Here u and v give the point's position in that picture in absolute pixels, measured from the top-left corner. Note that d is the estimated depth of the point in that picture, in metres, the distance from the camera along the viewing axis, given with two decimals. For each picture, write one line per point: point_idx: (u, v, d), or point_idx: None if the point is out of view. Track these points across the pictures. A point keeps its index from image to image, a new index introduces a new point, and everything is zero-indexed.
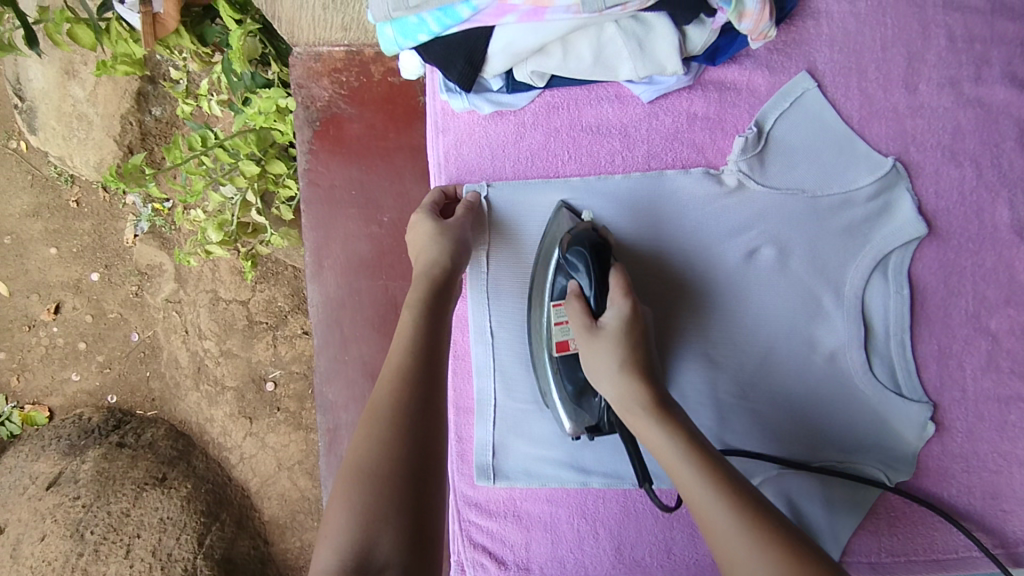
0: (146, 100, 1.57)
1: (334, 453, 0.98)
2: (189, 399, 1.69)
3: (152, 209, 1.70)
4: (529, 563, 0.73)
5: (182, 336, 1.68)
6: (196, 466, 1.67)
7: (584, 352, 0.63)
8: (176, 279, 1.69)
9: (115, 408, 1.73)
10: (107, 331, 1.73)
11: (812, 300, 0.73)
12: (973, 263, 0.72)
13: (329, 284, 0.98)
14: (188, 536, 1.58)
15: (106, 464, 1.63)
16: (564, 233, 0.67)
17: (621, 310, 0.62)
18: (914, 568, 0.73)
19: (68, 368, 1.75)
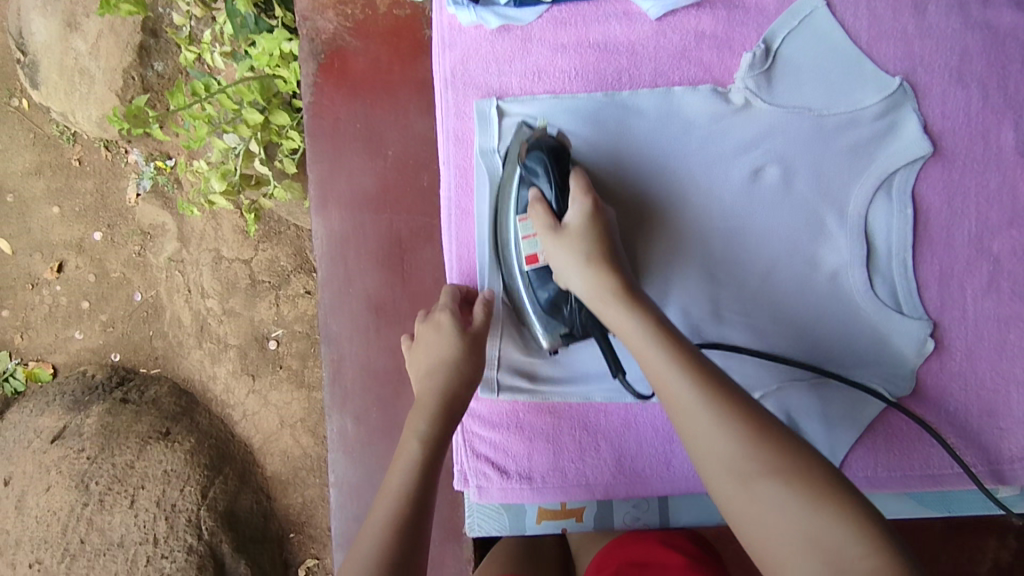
0: (147, 54, 1.54)
1: (337, 385, 0.99)
2: (192, 357, 1.70)
3: (154, 167, 1.71)
4: (531, 472, 0.75)
5: (186, 294, 1.69)
6: (200, 422, 1.67)
7: (552, 251, 0.65)
8: (179, 238, 1.69)
9: (118, 365, 1.74)
10: (111, 290, 1.74)
11: (815, 219, 0.73)
12: (977, 184, 0.73)
13: (333, 219, 0.99)
14: (193, 487, 1.58)
15: (111, 418, 1.64)
16: (523, 143, 0.69)
17: (583, 209, 0.64)
18: (909, 483, 0.75)
19: (72, 327, 1.76)
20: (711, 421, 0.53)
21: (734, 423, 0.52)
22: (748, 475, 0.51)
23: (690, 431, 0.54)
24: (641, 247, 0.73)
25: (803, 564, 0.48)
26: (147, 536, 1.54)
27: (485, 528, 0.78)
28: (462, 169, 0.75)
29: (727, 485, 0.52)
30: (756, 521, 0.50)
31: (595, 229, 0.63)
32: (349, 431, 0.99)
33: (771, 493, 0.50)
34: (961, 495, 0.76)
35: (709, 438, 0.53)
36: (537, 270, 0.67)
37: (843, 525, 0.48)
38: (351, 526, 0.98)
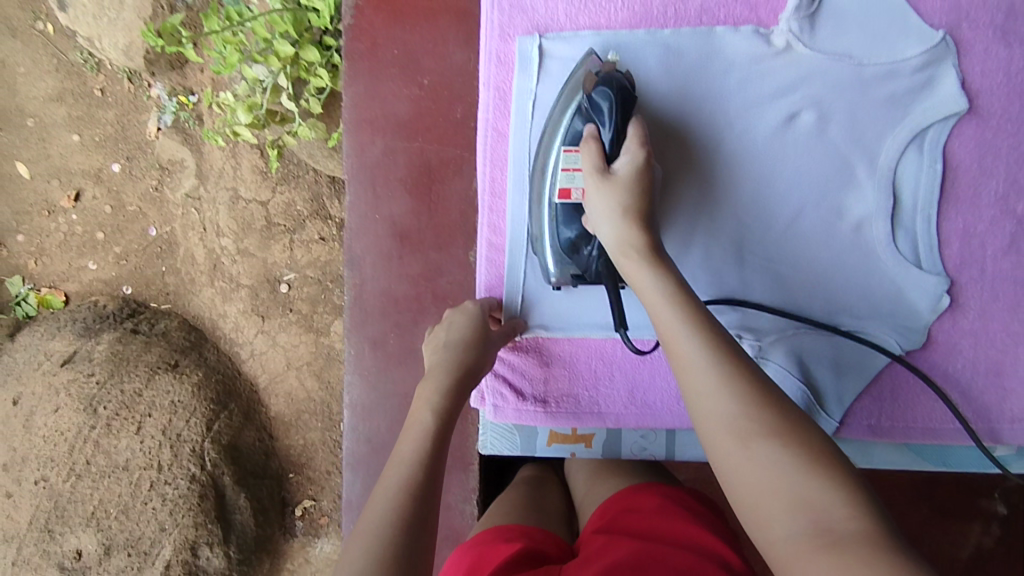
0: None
1: (358, 307, 1.01)
2: (203, 294, 1.72)
3: (177, 102, 1.69)
4: (546, 397, 0.78)
5: (201, 232, 1.70)
6: (208, 357, 1.70)
7: (591, 194, 0.67)
8: (197, 175, 1.70)
9: (130, 298, 1.77)
10: (126, 223, 1.76)
11: (845, 169, 0.74)
12: (1008, 144, 0.74)
13: (366, 144, 1.00)
14: (197, 420, 1.60)
15: (121, 347, 1.66)
16: (588, 74, 0.69)
17: (635, 161, 0.65)
18: (910, 435, 0.77)
19: (85, 256, 1.79)
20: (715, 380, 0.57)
21: (740, 387, 0.56)
22: (746, 434, 0.54)
23: (696, 385, 0.57)
24: (671, 187, 0.74)
25: (788, 521, 0.50)
26: (152, 461, 1.57)
27: (496, 448, 0.80)
28: (501, 93, 0.76)
29: (728, 444, 0.55)
30: (749, 479, 0.53)
31: (641, 180, 0.65)
32: (365, 356, 1.01)
33: (765, 454, 0.53)
34: (960, 450, 0.78)
35: (711, 396, 0.56)
36: (567, 205, 0.70)
37: (792, 441, 0.53)
38: (362, 448, 1.01)
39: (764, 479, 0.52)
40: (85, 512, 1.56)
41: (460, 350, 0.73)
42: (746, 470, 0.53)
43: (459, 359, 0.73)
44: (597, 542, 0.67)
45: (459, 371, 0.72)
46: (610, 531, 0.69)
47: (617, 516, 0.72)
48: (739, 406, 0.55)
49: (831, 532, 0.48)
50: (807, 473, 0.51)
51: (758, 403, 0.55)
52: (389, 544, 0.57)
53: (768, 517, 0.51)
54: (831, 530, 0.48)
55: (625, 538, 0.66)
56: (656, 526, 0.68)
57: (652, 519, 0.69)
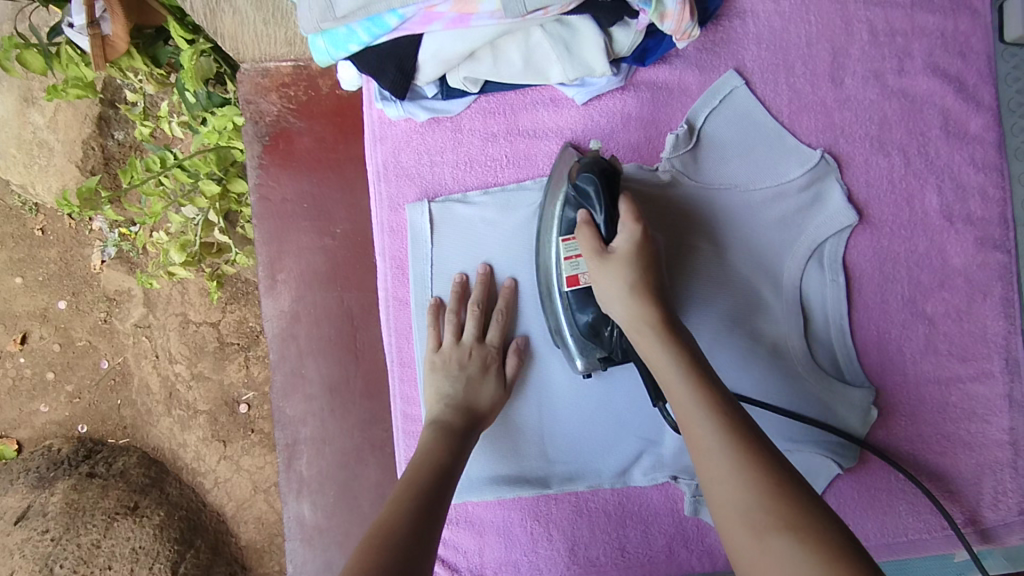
0: (107, 125, 1.40)
1: (293, 471, 0.97)
2: (161, 424, 1.49)
3: (119, 233, 1.50)
4: (482, 568, 0.74)
5: (153, 360, 1.48)
6: (170, 493, 1.46)
7: (595, 279, 0.61)
8: (145, 303, 1.49)
9: (86, 438, 1.51)
10: (77, 359, 1.51)
11: (753, 290, 0.73)
12: (905, 249, 0.74)
13: (282, 298, 0.98)
14: (161, 566, 1.36)
15: (76, 496, 1.40)
16: (573, 164, 0.66)
17: (633, 236, 0.60)
18: (866, 554, 0.74)
19: (36, 399, 1.52)
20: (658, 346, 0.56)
21: (678, 357, 0.55)
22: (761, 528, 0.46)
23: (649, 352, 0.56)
24: None
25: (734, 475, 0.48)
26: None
27: None
28: (397, 262, 0.74)
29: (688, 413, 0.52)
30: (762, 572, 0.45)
31: (643, 255, 0.60)
32: (306, 518, 0.97)
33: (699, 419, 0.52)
34: (919, 562, 0.75)
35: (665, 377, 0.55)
36: (577, 292, 0.64)
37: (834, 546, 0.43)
38: None
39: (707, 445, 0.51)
40: None
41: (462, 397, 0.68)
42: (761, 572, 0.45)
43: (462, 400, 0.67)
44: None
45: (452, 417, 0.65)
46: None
47: None
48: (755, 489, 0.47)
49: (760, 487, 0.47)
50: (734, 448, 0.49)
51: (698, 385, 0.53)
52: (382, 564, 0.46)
53: None
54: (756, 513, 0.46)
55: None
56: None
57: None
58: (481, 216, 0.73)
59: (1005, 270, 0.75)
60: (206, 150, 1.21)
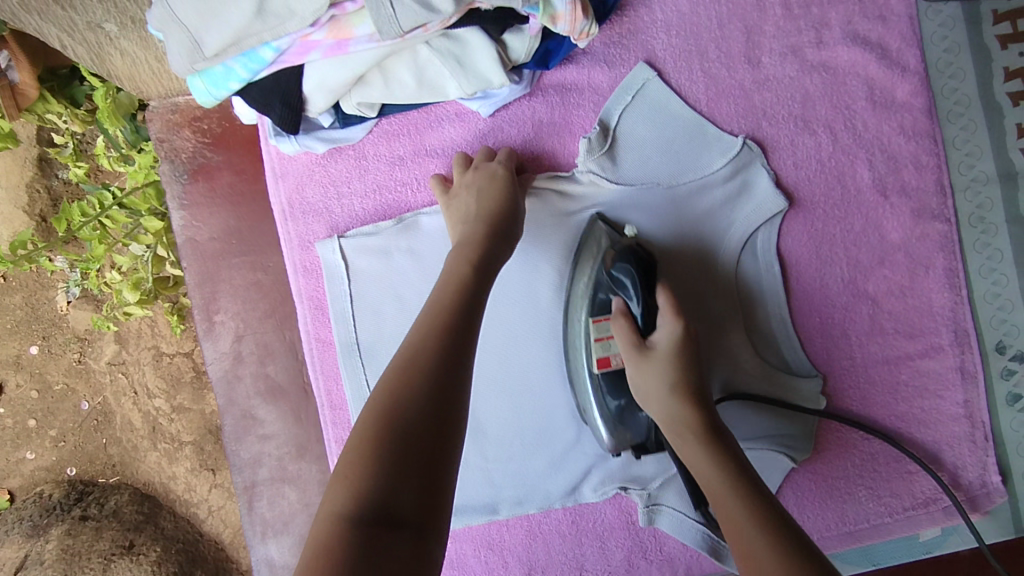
0: (49, 165, 1.23)
1: (256, 513, 0.95)
2: (149, 460, 1.30)
3: (80, 271, 1.27)
4: None
5: (133, 398, 1.29)
6: (166, 527, 1.28)
7: (635, 374, 0.60)
8: (118, 339, 1.29)
9: (76, 480, 1.30)
10: (56, 403, 1.30)
11: (688, 291, 0.70)
12: (841, 229, 0.71)
13: (222, 339, 0.96)
14: None
15: (70, 541, 1.21)
16: (607, 248, 0.65)
17: (671, 329, 0.61)
18: (827, 544, 0.72)
19: (21, 448, 1.30)
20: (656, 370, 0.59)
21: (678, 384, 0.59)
22: None
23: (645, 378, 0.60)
24: (513, 353, 0.70)
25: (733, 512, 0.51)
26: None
27: None
28: (315, 301, 0.71)
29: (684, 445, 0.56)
30: None
31: (685, 352, 0.60)
32: (275, 559, 0.96)
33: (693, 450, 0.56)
34: (883, 545, 0.73)
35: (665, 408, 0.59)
36: (609, 374, 0.63)
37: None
38: None
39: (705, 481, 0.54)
40: None
41: (466, 242, 0.60)
42: None
43: (464, 246, 0.60)
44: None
45: (463, 267, 0.58)
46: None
47: None
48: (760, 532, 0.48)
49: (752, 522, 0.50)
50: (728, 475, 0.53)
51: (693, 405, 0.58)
52: (381, 497, 0.42)
53: None
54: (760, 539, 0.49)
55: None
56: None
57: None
58: (396, 246, 0.70)
59: (946, 239, 0.72)
60: (143, 184, 1.10)
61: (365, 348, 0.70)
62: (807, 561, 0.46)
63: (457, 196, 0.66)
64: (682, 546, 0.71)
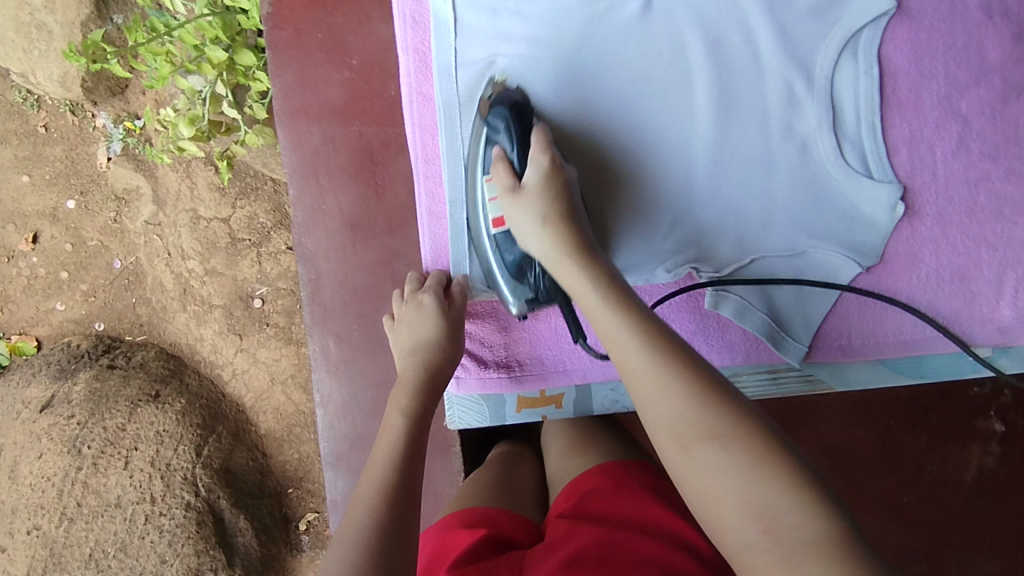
0: (106, 6, 1.34)
1: (317, 303, 1.00)
2: (177, 321, 1.48)
3: (123, 129, 1.47)
4: (509, 361, 0.77)
5: (166, 259, 1.46)
6: (189, 384, 1.46)
7: (511, 213, 0.66)
8: (155, 201, 1.47)
9: (104, 335, 1.51)
10: (89, 259, 1.50)
11: (784, 87, 0.72)
12: (944, 44, 0.72)
13: (301, 133, 0.98)
14: (186, 446, 1.39)
15: (98, 384, 1.42)
16: (484, 100, 0.70)
17: (542, 168, 0.64)
18: (883, 351, 0.76)
19: (52, 297, 1.52)
20: (648, 363, 0.55)
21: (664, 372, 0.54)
22: (688, 440, 0.51)
23: (640, 379, 0.55)
24: (599, 127, 0.72)
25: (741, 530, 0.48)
26: (144, 495, 1.37)
27: (466, 420, 0.79)
28: (420, 56, 0.73)
29: (667, 449, 0.53)
30: (699, 488, 0.51)
31: (552, 186, 0.64)
32: (332, 350, 1.00)
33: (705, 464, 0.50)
34: (934, 360, 0.77)
35: (664, 421, 0.53)
36: (503, 231, 0.68)
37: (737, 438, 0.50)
38: (341, 446, 1.01)
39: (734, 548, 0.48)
40: (82, 554, 1.35)
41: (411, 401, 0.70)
42: (691, 478, 0.51)
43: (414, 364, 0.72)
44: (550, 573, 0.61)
45: (429, 367, 0.71)
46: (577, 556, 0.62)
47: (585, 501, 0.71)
48: (676, 399, 0.53)
49: (787, 543, 0.46)
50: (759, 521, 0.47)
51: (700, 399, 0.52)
52: None
53: (725, 523, 0.49)
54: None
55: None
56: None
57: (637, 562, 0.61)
58: (505, 7, 0.71)
59: None
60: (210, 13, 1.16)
61: (464, 105, 0.72)
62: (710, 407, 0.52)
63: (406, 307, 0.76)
64: (743, 335, 0.77)
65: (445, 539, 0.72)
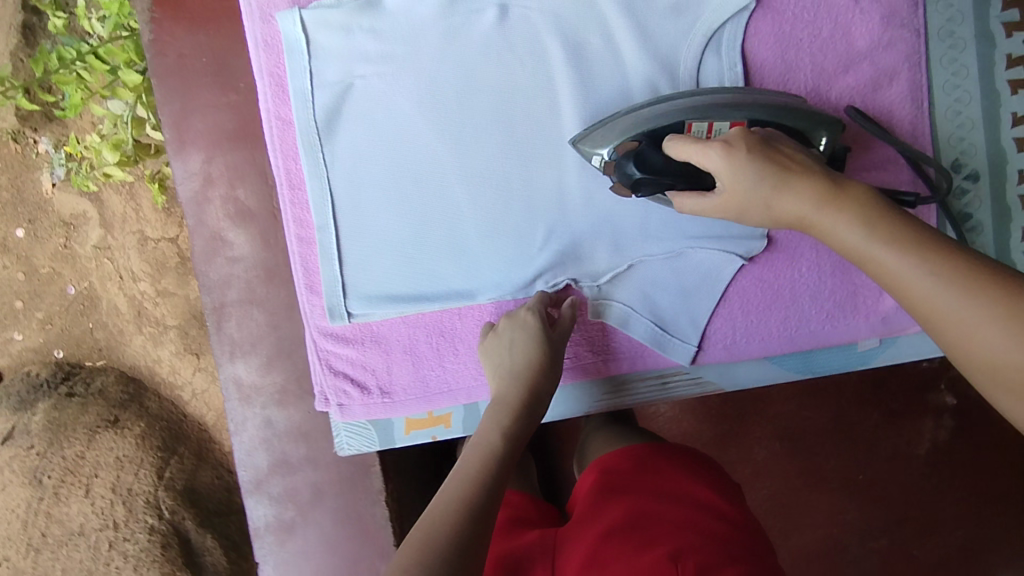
0: (32, 34, 1.29)
1: (225, 333, 0.97)
2: (134, 343, 1.42)
3: (65, 154, 1.38)
4: (392, 386, 0.75)
5: (118, 282, 1.40)
6: (150, 406, 1.41)
7: (723, 209, 0.62)
8: (103, 225, 1.40)
9: (64, 362, 1.44)
10: (43, 286, 1.42)
11: (648, 88, 0.70)
12: (809, 35, 0.70)
13: (191, 159, 0.96)
14: (147, 470, 1.34)
15: (57, 413, 1.36)
16: (608, 162, 0.66)
17: (716, 159, 0.60)
18: (768, 347, 0.75)
19: (8, 328, 1.44)
20: (835, 217, 0.58)
21: (903, 227, 0.55)
22: (930, 273, 0.53)
23: (870, 248, 0.56)
24: (465, 142, 0.70)
25: (991, 327, 0.49)
26: (107, 521, 1.31)
27: (355, 447, 0.77)
28: (275, 78, 0.71)
29: (903, 281, 0.54)
30: (944, 316, 0.52)
31: (745, 157, 0.59)
32: (243, 378, 0.98)
33: (926, 285, 0.53)
34: (822, 353, 0.76)
35: (879, 260, 0.56)
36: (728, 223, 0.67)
37: (967, 268, 0.52)
38: (261, 472, 0.98)
39: (1001, 357, 0.49)
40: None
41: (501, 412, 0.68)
42: (918, 296, 0.53)
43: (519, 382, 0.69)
44: (589, 558, 0.65)
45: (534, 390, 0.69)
46: (609, 537, 0.66)
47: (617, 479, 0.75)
48: (898, 253, 0.54)
49: None
50: (973, 297, 0.50)
51: (928, 241, 0.54)
52: None
53: (962, 322, 0.51)
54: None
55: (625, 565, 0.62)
56: (672, 540, 0.63)
57: (667, 526, 0.66)
58: (357, 24, 0.69)
59: (914, 50, 0.70)
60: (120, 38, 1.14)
61: (323, 127, 0.70)
62: (938, 249, 0.54)
63: (501, 331, 0.71)
64: (627, 340, 0.76)
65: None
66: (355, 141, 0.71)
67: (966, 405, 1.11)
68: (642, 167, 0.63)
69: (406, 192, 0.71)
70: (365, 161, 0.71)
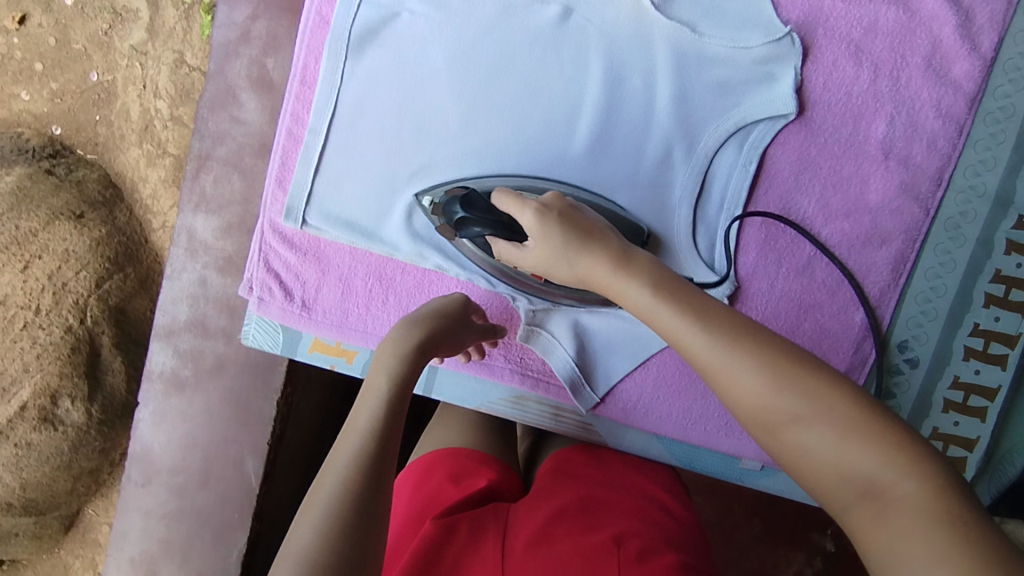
0: None
1: (198, 187, 0.96)
2: (129, 155, 1.35)
3: None
4: (314, 303, 0.77)
5: (138, 90, 1.34)
6: (118, 219, 1.33)
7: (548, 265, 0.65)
8: (148, 30, 1.34)
9: (57, 140, 1.38)
10: (68, 60, 1.37)
11: (662, 147, 0.71)
12: (829, 166, 0.72)
13: (238, 10, 0.95)
14: (88, 275, 1.27)
15: (28, 184, 1.28)
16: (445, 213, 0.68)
17: (532, 215, 0.63)
18: (660, 426, 0.77)
19: (20, 84, 1.39)
20: (665, 308, 0.57)
21: (678, 296, 0.57)
22: (774, 389, 0.52)
23: (656, 318, 0.58)
24: (476, 117, 0.71)
25: (821, 433, 0.50)
26: (30, 302, 1.27)
27: (257, 341, 0.79)
28: None
29: (754, 398, 0.52)
30: (795, 434, 0.51)
31: (567, 217, 0.63)
32: (197, 234, 0.97)
33: (760, 386, 0.52)
34: (707, 455, 0.78)
35: (717, 366, 0.54)
36: None
37: (796, 378, 0.51)
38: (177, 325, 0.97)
39: (846, 461, 0.49)
40: None
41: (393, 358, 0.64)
42: (766, 407, 0.52)
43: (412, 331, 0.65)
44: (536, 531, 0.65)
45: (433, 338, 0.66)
46: (556, 518, 0.66)
47: (576, 461, 0.77)
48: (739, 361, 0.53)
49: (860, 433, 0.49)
50: (799, 398, 0.51)
51: (760, 345, 0.53)
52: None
53: (799, 429, 0.51)
54: (882, 496, 0.47)
55: (571, 544, 0.63)
56: (622, 525, 0.66)
57: (614, 516, 0.68)
58: None
59: (914, 225, 0.72)
60: None
61: (353, 39, 0.70)
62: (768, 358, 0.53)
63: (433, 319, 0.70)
64: (544, 363, 0.78)
65: (416, 496, 0.74)
66: (379, 67, 0.71)
67: (838, 556, 1.16)
68: (466, 207, 0.65)
69: (404, 138, 0.72)
70: (378, 90, 0.71)
